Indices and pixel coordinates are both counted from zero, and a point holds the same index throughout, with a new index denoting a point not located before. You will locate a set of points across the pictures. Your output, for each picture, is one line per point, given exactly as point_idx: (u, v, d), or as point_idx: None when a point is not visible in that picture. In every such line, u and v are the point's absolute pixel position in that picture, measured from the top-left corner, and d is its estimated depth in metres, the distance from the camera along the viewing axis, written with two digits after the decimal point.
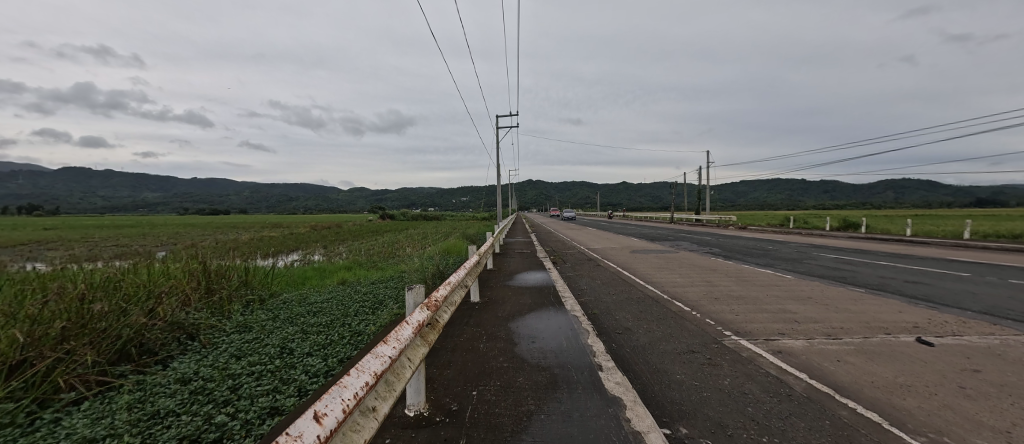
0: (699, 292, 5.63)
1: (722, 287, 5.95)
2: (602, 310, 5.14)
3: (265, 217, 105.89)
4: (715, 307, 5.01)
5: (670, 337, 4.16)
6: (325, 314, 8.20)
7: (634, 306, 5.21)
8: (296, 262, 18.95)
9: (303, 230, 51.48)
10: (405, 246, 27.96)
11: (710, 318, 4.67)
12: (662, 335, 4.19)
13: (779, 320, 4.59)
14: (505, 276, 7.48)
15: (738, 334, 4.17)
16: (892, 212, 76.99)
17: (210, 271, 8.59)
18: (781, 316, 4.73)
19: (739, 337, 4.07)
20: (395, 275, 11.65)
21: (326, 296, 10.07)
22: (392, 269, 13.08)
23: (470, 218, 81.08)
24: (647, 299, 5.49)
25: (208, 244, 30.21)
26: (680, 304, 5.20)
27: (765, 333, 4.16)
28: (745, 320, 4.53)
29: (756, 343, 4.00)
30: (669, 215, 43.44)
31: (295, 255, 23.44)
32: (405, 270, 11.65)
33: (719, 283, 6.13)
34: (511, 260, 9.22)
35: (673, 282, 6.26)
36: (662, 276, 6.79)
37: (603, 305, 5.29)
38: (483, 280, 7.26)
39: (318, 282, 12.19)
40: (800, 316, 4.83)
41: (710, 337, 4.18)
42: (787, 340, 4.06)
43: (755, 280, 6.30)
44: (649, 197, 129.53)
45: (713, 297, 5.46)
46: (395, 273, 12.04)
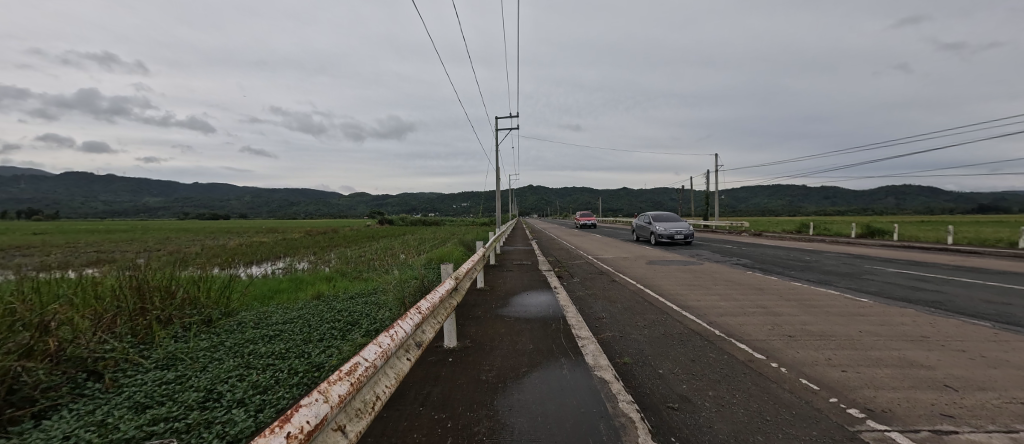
0: (763, 327, 4.17)
1: (788, 318, 4.48)
2: (638, 359, 3.65)
3: (262, 222, 104.44)
4: (803, 356, 3.52)
5: (760, 422, 2.63)
6: (282, 339, 6.76)
7: (682, 351, 3.73)
8: (277, 272, 17.53)
9: (296, 235, 50.01)
10: (397, 253, 26.45)
11: (807, 379, 3.16)
12: (748, 418, 2.66)
13: (901, 379, 3.14)
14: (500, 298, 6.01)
15: (877, 419, 2.63)
16: (900, 218, 75.64)
17: (145, 288, 7.16)
18: (908, 373, 3.23)
19: (887, 428, 2.50)
20: (376, 287, 10.15)
21: (292, 313, 8.62)
22: (375, 281, 11.55)
23: (470, 224, 79.76)
24: (695, 339, 4.01)
25: (191, 251, 28.68)
26: (746, 348, 3.71)
27: (920, 416, 2.62)
28: (862, 384, 3.04)
29: (920, 437, 2.44)
30: (672, 222, 42.36)
31: (279, 263, 22.03)
32: (388, 281, 10.15)
33: (782, 313, 4.66)
34: (510, 275, 7.76)
35: (721, 310, 4.79)
36: (702, 299, 5.33)
37: (637, 350, 3.81)
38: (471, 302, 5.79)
39: (289, 295, 10.68)
40: (933, 370, 3.34)
41: (824, 420, 2.65)
42: (966, 431, 2.51)
43: (826, 307, 4.84)
44: (650, 202, 128.18)
45: (784, 334, 4.00)
46: (377, 286, 10.54)
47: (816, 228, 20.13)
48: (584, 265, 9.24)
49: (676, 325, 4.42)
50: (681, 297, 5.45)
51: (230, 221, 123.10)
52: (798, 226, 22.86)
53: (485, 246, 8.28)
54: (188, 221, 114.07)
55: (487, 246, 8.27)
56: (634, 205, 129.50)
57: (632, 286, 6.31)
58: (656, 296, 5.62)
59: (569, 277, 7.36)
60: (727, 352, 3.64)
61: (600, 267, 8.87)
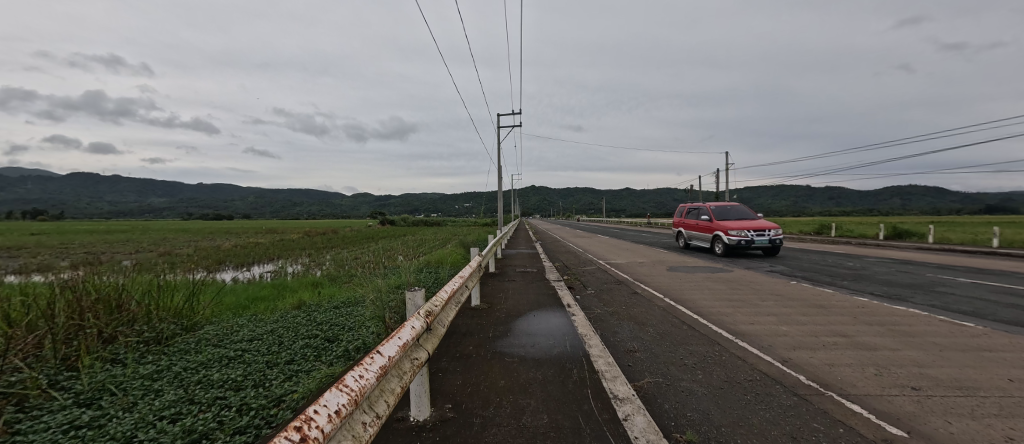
0: (867, 372, 3.07)
1: (889, 354, 3.38)
2: (702, 424, 2.43)
3: (263, 223, 103.71)
4: (957, 429, 2.38)
5: None
6: (242, 362, 5.70)
7: (769, 415, 2.51)
8: (266, 275, 16.60)
9: (294, 236, 48.79)
10: (394, 255, 25.41)
11: None
12: None
13: None
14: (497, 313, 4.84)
15: None
16: (910, 219, 74.26)
17: (85, 301, 6.11)
18: None
19: None
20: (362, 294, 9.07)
21: (263, 327, 7.56)
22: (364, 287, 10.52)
23: (472, 225, 78.67)
24: (777, 390, 2.82)
25: (183, 252, 27.77)
26: (866, 413, 2.54)
27: None
28: None
29: None
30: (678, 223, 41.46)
31: (270, 265, 21.07)
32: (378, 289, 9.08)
33: (877, 346, 3.55)
34: (513, 277, 6.65)
35: (793, 340, 3.69)
36: (758, 321, 4.22)
37: (697, 409, 2.59)
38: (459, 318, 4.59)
39: (267, 304, 9.61)
40: None
41: None
42: None
43: (930, 337, 3.73)
44: (654, 203, 126.82)
45: (904, 385, 2.88)
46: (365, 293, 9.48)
47: (837, 228, 19.01)
48: (595, 271, 8.16)
49: (737, 361, 3.26)
50: (730, 317, 4.35)
51: (231, 221, 122.44)
52: (815, 227, 21.75)
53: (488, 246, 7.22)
54: (189, 222, 113.36)
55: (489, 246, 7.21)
56: (638, 206, 128.20)
57: (660, 300, 5.19)
58: (694, 314, 4.49)
59: (581, 287, 6.25)
60: (837, 420, 2.47)
61: (614, 273, 7.78)
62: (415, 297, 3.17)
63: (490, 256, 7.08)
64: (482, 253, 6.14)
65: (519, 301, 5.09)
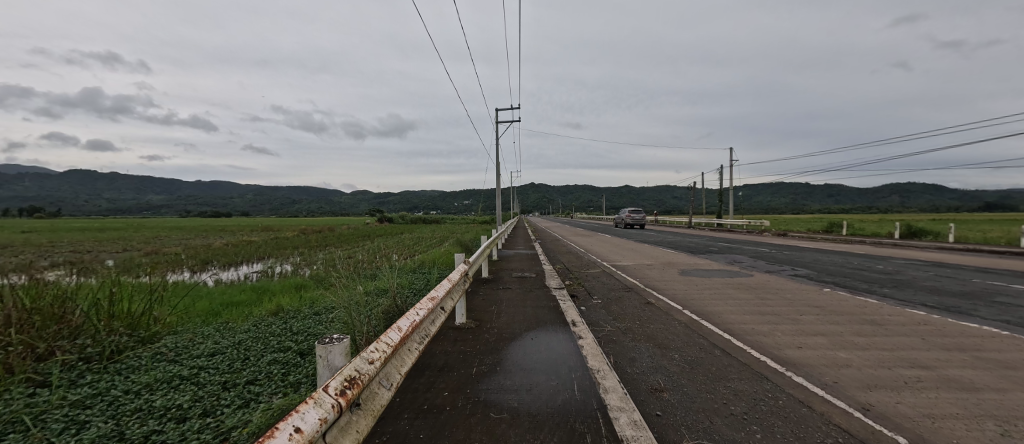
0: (982, 429, 2.32)
1: (994, 397, 2.65)
2: None
3: (260, 221, 102.99)
4: None
5: None
6: (194, 385, 4.94)
7: None
8: (251, 276, 15.80)
9: (288, 234, 47.75)
10: (389, 254, 24.64)
11: None
12: None
13: None
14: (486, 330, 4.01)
15: None
16: (913, 216, 73.60)
17: (18, 312, 5.37)
18: None
19: None
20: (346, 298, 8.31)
21: (230, 339, 6.79)
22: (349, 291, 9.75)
23: (471, 222, 77.64)
24: None
25: (171, 251, 26.92)
26: None
27: None
28: None
29: None
30: (679, 220, 40.76)
31: (259, 265, 20.24)
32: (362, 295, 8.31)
33: (973, 385, 2.80)
34: (509, 284, 5.86)
35: (863, 374, 2.94)
36: (810, 345, 3.47)
37: None
38: (437, 338, 3.70)
39: (243, 309, 8.82)
40: None
41: None
42: None
43: None
44: (654, 200, 126.07)
45: None
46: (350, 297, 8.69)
47: (847, 225, 18.32)
48: (599, 275, 7.41)
49: (799, 407, 2.53)
50: (774, 338, 3.60)
51: (228, 219, 121.53)
52: (823, 225, 21.04)
53: (480, 247, 6.44)
54: (185, 220, 112.48)
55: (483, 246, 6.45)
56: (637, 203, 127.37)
57: (680, 314, 4.43)
58: (725, 332, 3.75)
59: (586, 296, 5.49)
60: None
61: (621, 277, 7.03)
62: (331, 351, 2.12)
63: (482, 260, 6.28)
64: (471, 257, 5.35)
65: (515, 317, 4.30)
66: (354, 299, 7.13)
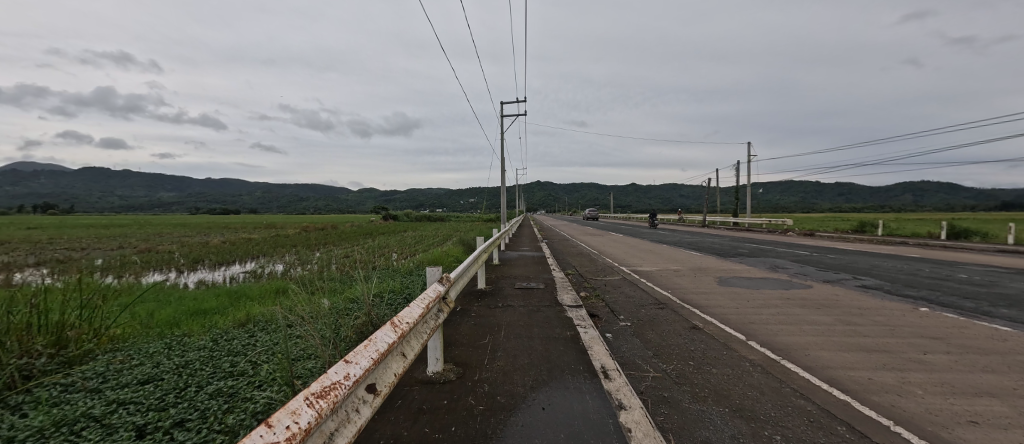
0: None
1: None
2: None
3: (266, 217, 102.68)
4: None
5: None
6: (96, 432, 3.77)
7: None
8: (237, 277, 14.72)
9: (290, 231, 46.92)
10: (389, 253, 23.51)
11: None
12: None
13: None
14: (469, 376, 2.68)
15: None
16: (933, 215, 71.20)
17: None
18: None
19: None
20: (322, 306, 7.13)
21: (176, 358, 5.66)
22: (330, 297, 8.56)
23: (477, 221, 76.27)
24: None
25: (166, 249, 26.02)
26: None
27: None
28: None
29: None
30: (692, 219, 39.42)
31: (251, 264, 19.18)
32: (341, 304, 7.13)
33: None
34: (510, 298, 4.60)
35: None
36: (982, 415, 2.17)
37: None
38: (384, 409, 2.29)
39: (207, 318, 7.70)
40: None
41: None
42: None
43: None
44: (662, 198, 124.05)
45: None
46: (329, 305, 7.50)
47: (881, 224, 16.86)
48: (621, 284, 6.13)
49: None
50: (918, 401, 2.30)
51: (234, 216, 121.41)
52: (852, 225, 19.58)
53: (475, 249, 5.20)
54: (191, 217, 112.47)
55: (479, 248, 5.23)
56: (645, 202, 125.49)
57: (749, 350, 3.13)
58: (836, 388, 2.45)
59: (611, 317, 4.19)
60: None
61: (648, 288, 5.77)
62: None
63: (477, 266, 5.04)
64: (459, 266, 4.06)
65: (514, 355, 2.98)
66: (325, 309, 5.96)
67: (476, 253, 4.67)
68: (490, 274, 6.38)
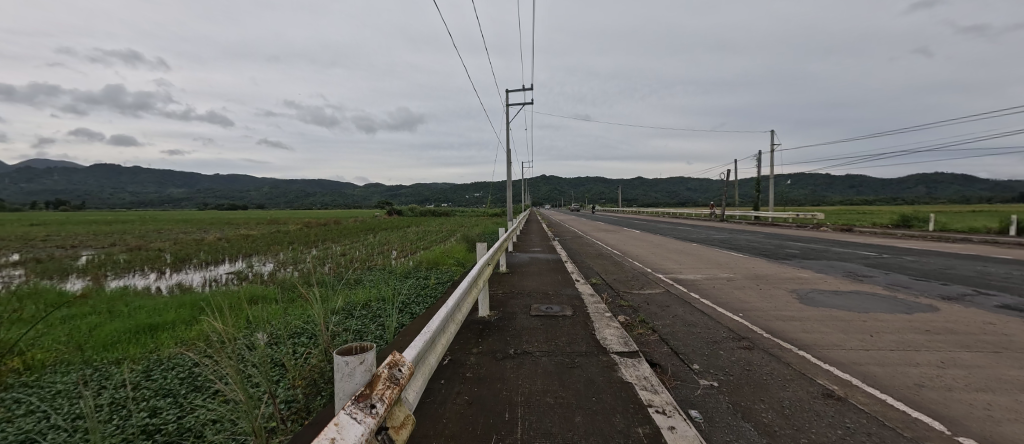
0: None
1: None
2: None
3: (269, 213, 101.96)
4: None
5: None
6: None
7: None
8: (218, 280, 13.35)
9: (290, 228, 45.75)
10: (388, 251, 22.13)
11: None
12: None
13: None
14: None
15: None
16: (956, 208, 68.57)
17: None
18: None
19: None
20: (291, 326, 5.71)
21: (84, 402, 4.23)
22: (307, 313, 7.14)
23: (482, 215, 74.81)
24: None
25: (157, 246, 24.79)
26: None
27: None
28: None
29: None
30: (706, 213, 37.78)
31: (239, 264, 17.76)
32: (311, 326, 5.75)
33: None
34: (525, 339, 3.14)
35: None
36: None
37: None
38: None
39: (153, 337, 6.30)
40: None
41: None
42: None
43: None
44: (671, 191, 121.62)
45: None
46: (302, 324, 6.09)
47: (931, 218, 15.18)
48: (668, 300, 4.67)
49: None
50: None
51: (239, 212, 120.90)
52: (893, 220, 17.86)
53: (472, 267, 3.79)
54: (197, 213, 112.03)
55: (476, 267, 3.84)
56: (653, 195, 123.19)
57: None
58: None
59: (683, 370, 2.71)
60: None
61: (709, 307, 4.30)
62: None
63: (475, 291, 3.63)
64: (442, 309, 2.64)
65: None
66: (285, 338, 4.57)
67: (469, 279, 3.27)
68: (497, 291, 4.96)
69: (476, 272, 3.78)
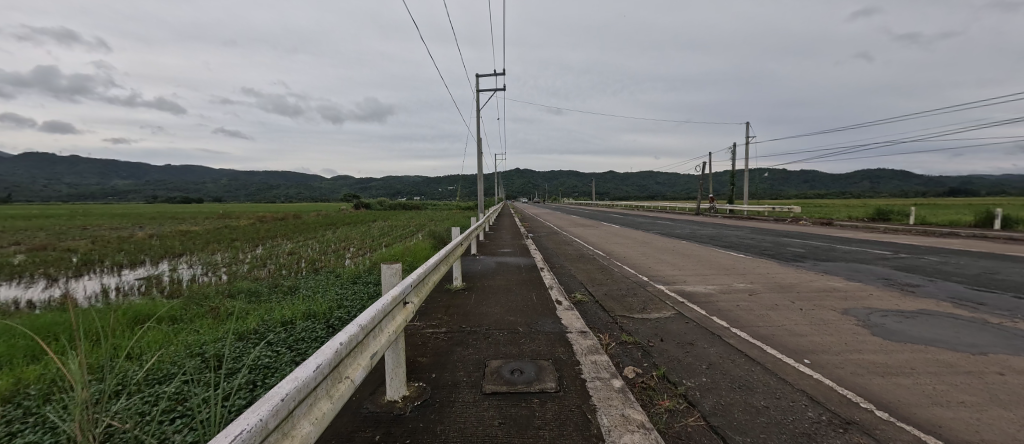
0: None
1: None
2: None
3: (221, 207, 95.08)
4: None
5: None
6: None
7: None
8: (117, 290, 10.96)
9: (240, 223, 42.00)
10: (344, 249, 20.04)
11: None
12: None
13: None
14: None
15: None
16: (901, 201, 72.76)
17: None
18: None
19: None
20: (145, 404, 3.97)
21: None
22: (195, 354, 5.32)
23: (452, 209, 72.62)
24: None
25: (70, 246, 21.39)
26: None
27: None
28: None
29: None
30: (676, 207, 37.62)
31: (160, 267, 15.23)
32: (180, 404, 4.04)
33: None
34: None
35: None
36: None
37: None
38: None
39: None
40: None
41: None
42: None
43: None
44: (640, 185, 123.42)
45: None
46: (169, 389, 4.33)
47: (910, 212, 14.78)
48: (689, 334, 3.25)
49: None
50: None
51: (189, 205, 112.46)
52: (868, 213, 17.59)
53: (326, 342, 1.79)
54: (138, 206, 102.96)
55: (343, 338, 1.84)
56: (623, 188, 124.61)
57: None
58: None
59: None
60: None
61: (752, 347, 2.91)
62: None
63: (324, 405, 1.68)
64: None
65: None
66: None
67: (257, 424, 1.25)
68: (440, 330, 3.34)
69: (337, 351, 1.78)
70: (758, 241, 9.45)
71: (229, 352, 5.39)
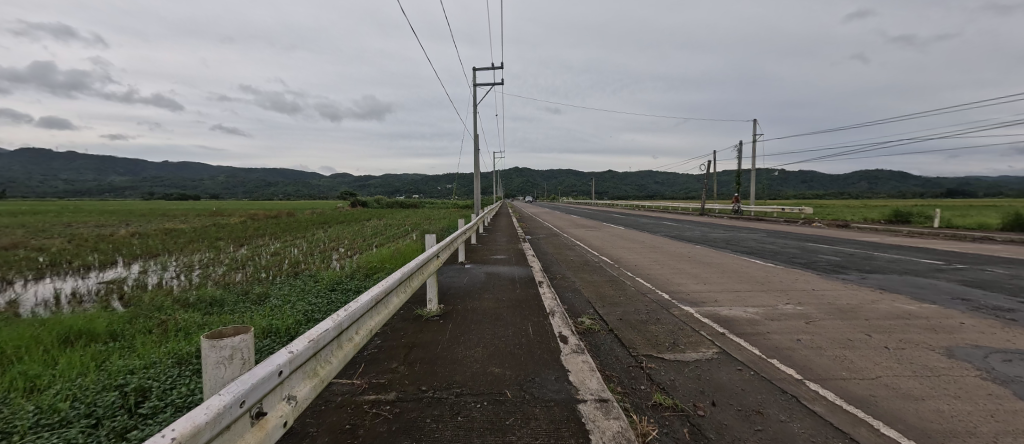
0: None
1: None
2: None
3: (216, 205, 93.81)
4: None
5: None
6: None
7: None
8: (71, 296, 9.95)
9: (231, 220, 40.83)
10: (333, 250, 19.10)
11: None
12: None
13: None
14: None
15: None
16: (902, 201, 71.94)
17: None
18: None
19: None
20: None
21: None
22: (113, 387, 4.34)
23: (449, 208, 71.52)
24: None
25: (44, 245, 20.31)
26: None
27: None
28: None
29: None
30: (679, 208, 36.69)
31: (130, 269, 14.17)
32: None
33: None
34: None
35: None
36: None
37: None
38: None
39: None
40: None
41: None
42: None
43: None
44: (640, 185, 122.63)
45: None
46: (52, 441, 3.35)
47: (934, 214, 13.84)
48: (752, 393, 2.28)
49: None
50: None
51: (183, 202, 110.94)
52: (885, 215, 16.66)
53: None
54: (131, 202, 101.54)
55: None
56: (622, 187, 123.70)
57: None
58: None
59: None
60: None
61: (856, 426, 1.94)
62: None
63: None
64: None
65: None
66: None
67: None
68: (394, 400, 2.36)
69: None
70: (780, 247, 8.49)
71: (154, 384, 4.40)
